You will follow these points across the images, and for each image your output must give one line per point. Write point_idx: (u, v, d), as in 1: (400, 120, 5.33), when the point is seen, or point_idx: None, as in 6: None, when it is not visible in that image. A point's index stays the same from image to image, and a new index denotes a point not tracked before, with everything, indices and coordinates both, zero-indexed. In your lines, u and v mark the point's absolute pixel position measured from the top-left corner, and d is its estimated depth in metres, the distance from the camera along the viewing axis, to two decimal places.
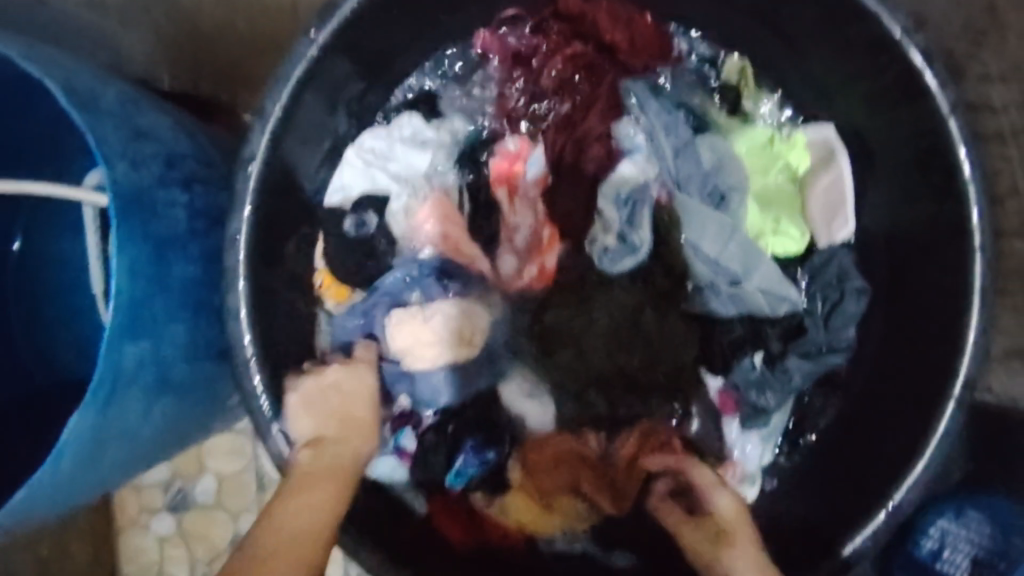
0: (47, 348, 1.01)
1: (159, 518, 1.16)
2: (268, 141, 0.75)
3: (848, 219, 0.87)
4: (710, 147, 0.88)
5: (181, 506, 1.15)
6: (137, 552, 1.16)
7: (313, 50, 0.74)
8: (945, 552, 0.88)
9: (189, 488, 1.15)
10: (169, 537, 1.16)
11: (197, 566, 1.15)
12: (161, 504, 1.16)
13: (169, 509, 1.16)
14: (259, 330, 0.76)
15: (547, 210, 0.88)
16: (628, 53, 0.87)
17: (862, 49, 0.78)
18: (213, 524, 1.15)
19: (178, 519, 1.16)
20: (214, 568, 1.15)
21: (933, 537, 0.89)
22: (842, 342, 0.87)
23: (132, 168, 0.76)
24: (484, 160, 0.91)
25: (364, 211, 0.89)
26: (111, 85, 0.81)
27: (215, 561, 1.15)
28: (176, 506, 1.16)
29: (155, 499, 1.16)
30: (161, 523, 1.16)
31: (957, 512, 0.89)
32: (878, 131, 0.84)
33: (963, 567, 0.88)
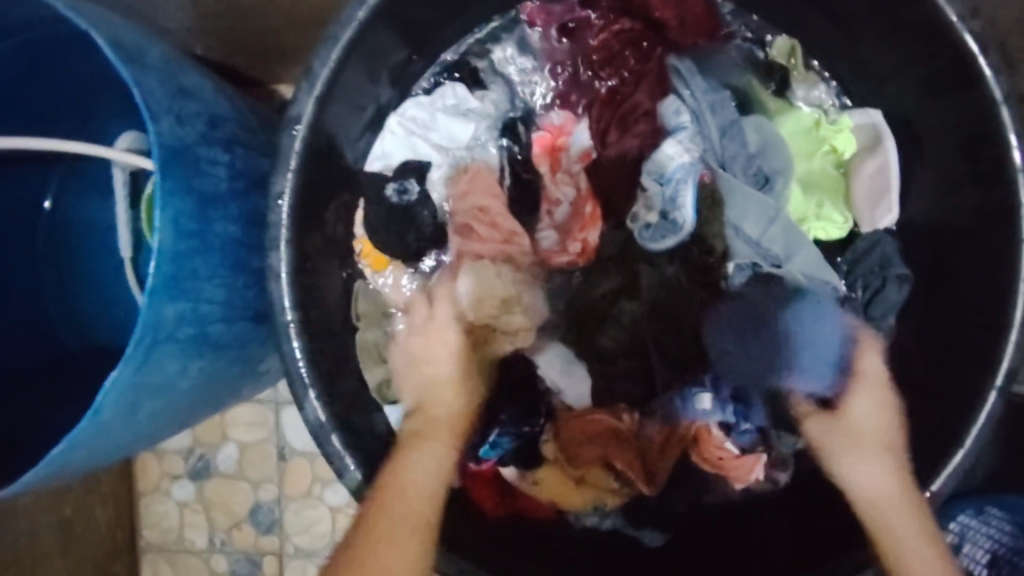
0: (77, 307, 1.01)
1: (180, 484, 1.16)
2: (313, 105, 0.75)
3: (893, 206, 0.86)
4: (755, 128, 0.87)
5: (203, 473, 1.16)
6: (159, 518, 1.17)
7: (361, 13, 0.73)
8: (964, 546, 0.90)
9: (210, 456, 1.16)
10: (188, 504, 1.16)
11: (216, 533, 1.16)
12: (182, 471, 1.16)
13: (190, 476, 1.16)
14: (298, 294, 0.76)
15: (589, 184, 0.88)
16: (677, 30, 0.87)
17: (916, 33, 0.77)
18: (233, 494, 1.15)
19: (199, 486, 1.16)
20: (233, 536, 1.16)
21: (952, 532, 0.90)
22: (881, 329, 0.86)
23: (177, 124, 0.76)
24: (524, 133, 0.90)
25: (406, 178, 0.88)
26: (154, 43, 0.81)
27: (234, 530, 1.16)
28: (197, 474, 1.16)
29: (177, 466, 1.16)
30: (181, 490, 1.17)
31: (978, 509, 0.89)
32: (926, 117, 0.83)
33: (979, 560, 0.90)
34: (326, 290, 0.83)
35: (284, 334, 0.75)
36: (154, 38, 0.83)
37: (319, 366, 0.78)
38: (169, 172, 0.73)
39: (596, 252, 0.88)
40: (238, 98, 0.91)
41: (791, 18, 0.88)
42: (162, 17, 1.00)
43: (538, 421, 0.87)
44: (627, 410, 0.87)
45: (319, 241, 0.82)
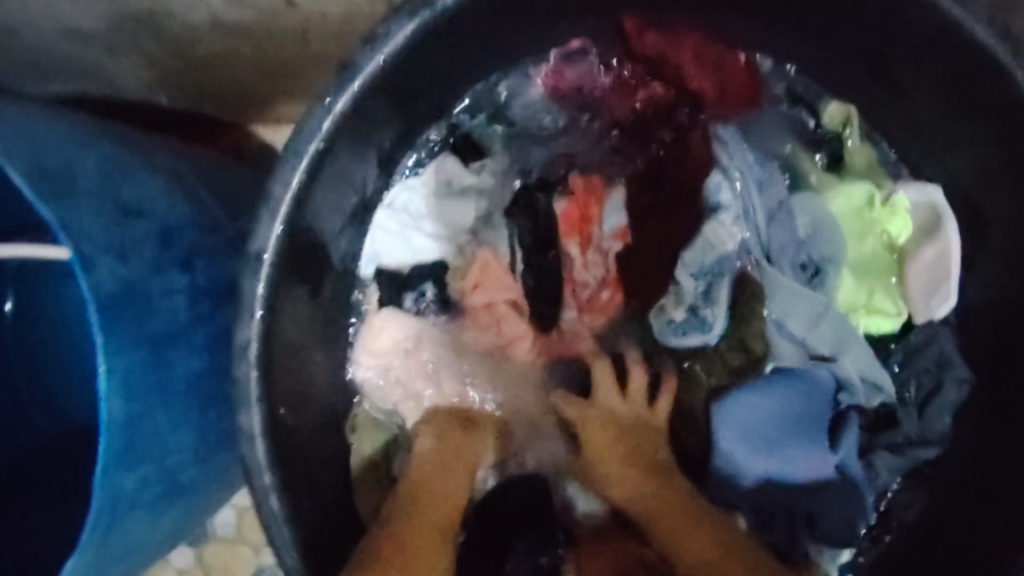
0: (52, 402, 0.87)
1: (178, 550, 1.06)
2: (280, 237, 0.63)
3: (950, 295, 0.75)
4: (806, 211, 0.75)
5: (200, 537, 1.06)
6: None
7: (327, 121, 0.62)
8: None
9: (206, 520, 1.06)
10: (188, 569, 1.06)
11: None
12: None
13: (187, 542, 1.06)
14: (278, 444, 0.65)
15: (619, 267, 0.76)
16: (714, 103, 0.76)
17: (991, 107, 0.65)
18: (234, 557, 1.05)
19: (197, 552, 1.06)
20: None
21: None
22: (935, 433, 0.77)
23: (120, 261, 0.64)
24: (541, 203, 0.77)
25: (421, 282, 0.79)
26: (92, 151, 0.68)
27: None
28: (194, 540, 1.06)
29: None
30: (179, 555, 1.07)
31: None
32: (993, 196, 0.71)
33: None
34: (314, 414, 0.72)
35: (263, 500, 0.63)
36: (92, 138, 0.71)
37: (306, 520, 0.66)
38: (114, 326, 0.62)
39: (607, 343, 0.77)
40: (199, 184, 0.79)
41: (839, 77, 0.75)
42: (115, 76, 0.85)
43: (556, 550, 0.73)
44: None
45: (301, 364, 0.70)
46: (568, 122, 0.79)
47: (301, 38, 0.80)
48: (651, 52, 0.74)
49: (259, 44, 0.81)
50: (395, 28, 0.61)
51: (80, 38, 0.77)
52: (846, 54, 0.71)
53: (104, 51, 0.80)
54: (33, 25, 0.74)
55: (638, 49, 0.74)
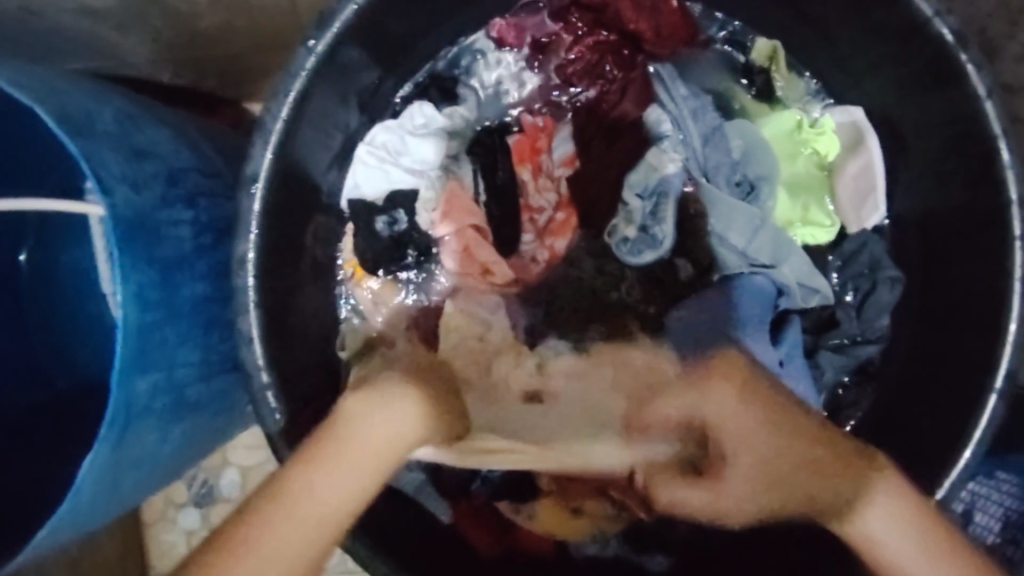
0: (66, 347, 0.96)
1: (185, 512, 1.14)
2: (271, 162, 0.72)
3: (879, 204, 0.83)
4: (739, 134, 0.83)
5: (207, 499, 1.14)
6: (167, 546, 1.15)
7: (311, 60, 0.71)
8: (975, 515, 0.92)
9: (213, 482, 1.14)
10: (195, 529, 1.14)
11: None
12: (186, 498, 1.14)
13: (194, 504, 1.14)
14: (275, 351, 0.73)
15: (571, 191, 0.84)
16: (652, 42, 0.84)
17: (894, 29, 0.74)
18: None
19: (204, 513, 1.14)
20: None
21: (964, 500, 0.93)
22: (875, 331, 0.85)
23: (134, 191, 0.73)
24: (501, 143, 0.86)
25: (393, 209, 0.85)
26: (107, 101, 0.77)
27: None
28: (201, 500, 1.14)
29: (180, 493, 1.14)
30: (187, 517, 1.14)
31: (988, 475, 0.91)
32: (908, 116, 0.80)
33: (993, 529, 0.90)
34: (307, 330, 0.81)
35: (260, 399, 0.71)
36: (107, 94, 0.80)
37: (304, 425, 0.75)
38: (128, 246, 0.71)
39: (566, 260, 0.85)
40: (201, 138, 0.88)
41: (767, 19, 0.84)
42: (124, 53, 0.95)
43: None
44: None
45: (295, 290, 0.79)
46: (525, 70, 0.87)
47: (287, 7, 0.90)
48: None
49: (251, 14, 0.90)
50: None
51: (95, 16, 0.87)
52: None
53: (115, 27, 0.90)
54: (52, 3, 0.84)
55: None
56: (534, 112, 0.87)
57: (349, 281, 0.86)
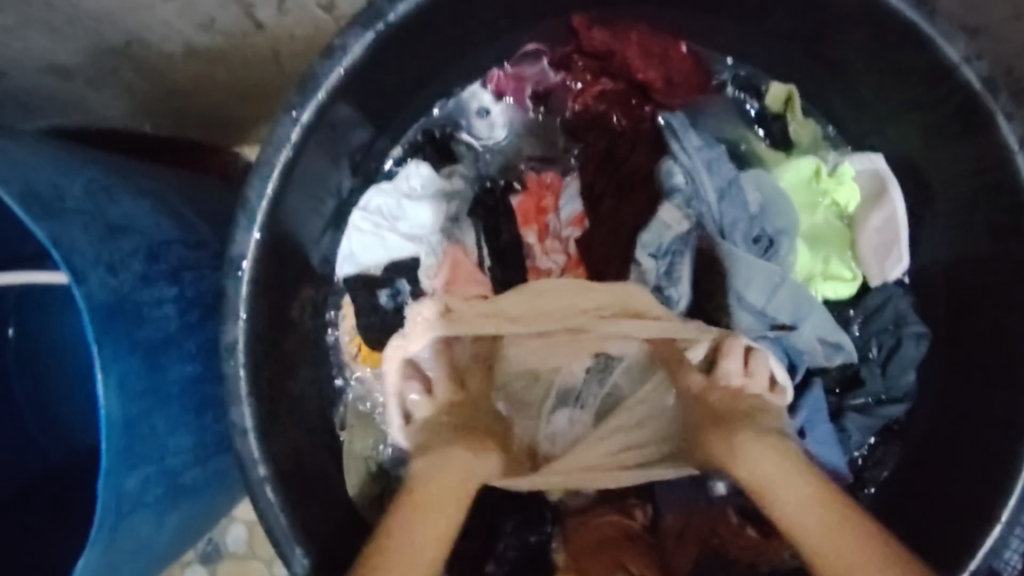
0: (52, 420, 0.91)
1: (191, 570, 1.08)
2: (257, 243, 0.67)
3: (903, 256, 0.79)
4: (756, 186, 0.78)
5: (213, 556, 1.08)
6: None
7: (295, 131, 0.66)
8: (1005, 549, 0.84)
9: (218, 538, 1.08)
10: None
11: None
12: (191, 556, 1.08)
13: (200, 561, 1.08)
14: (269, 438, 0.68)
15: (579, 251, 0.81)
16: (663, 92, 0.81)
17: (918, 74, 0.70)
18: (248, 573, 1.07)
19: (210, 571, 1.08)
20: None
21: None
22: (901, 390, 0.81)
23: (110, 274, 0.67)
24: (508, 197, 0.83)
25: (396, 279, 0.82)
26: (77, 173, 0.72)
27: None
28: (207, 557, 1.08)
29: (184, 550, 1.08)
30: None
31: None
32: (933, 162, 0.76)
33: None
34: (302, 409, 0.75)
35: (258, 491, 0.66)
36: (76, 164, 0.74)
37: (306, 517, 0.69)
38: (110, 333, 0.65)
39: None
40: (185, 202, 0.82)
41: (780, 61, 0.80)
42: (99, 108, 0.90)
43: (545, 527, 0.80)
44: (640, 505, 0.79)
45: (290, 366, 0.74)
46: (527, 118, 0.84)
47: (271, 59, 0.84)
48: (598, 46, 0.79)
49: (233, 67, 0.85)
50: (351, 41, 0.65)
51: (62, 74, 0.81)
52: (782, 34, 0.76)
53: (84, 84, 0.84)
54: (16, 65, 0.78)
55: (588, 45, 0.79)
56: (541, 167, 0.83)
57: (348, 359, 0.82)
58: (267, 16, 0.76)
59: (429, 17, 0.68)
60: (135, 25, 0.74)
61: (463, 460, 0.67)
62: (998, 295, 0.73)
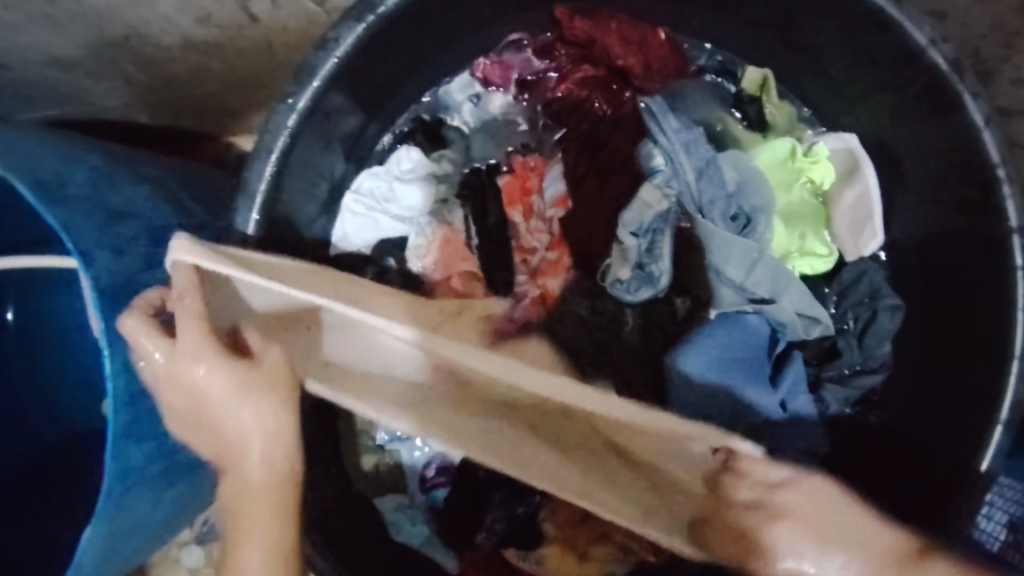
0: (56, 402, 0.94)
1: (189, 549, 1.12)
2: (257, 225, 0.70)
3: (877, 232, 0.82)
4: (734, 165, 0.81)
5: (210, 534, 1.11)
6: None
7: (292, 118, 0.69)
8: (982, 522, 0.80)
9: (215, 517, 1.11)
10: (198, 566, 1.12)
11: None
12: (189, 535, 1.12)
13: (197, 541, 1.12)
14: None
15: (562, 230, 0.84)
16: (642, 77, 0.83)
17: (888, 58, 0.73)
18: None
19: (208, 550, 1.12)
20: None
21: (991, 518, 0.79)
22: (877, 360, 0.83)
23: (116, 257, 0.71)
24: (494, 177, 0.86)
25: (382, 257, 0.84)
26: (83, 162, 0.75)
27: None
28: (204, 536, 1.12)
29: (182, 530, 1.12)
30: (190, 554, 1.12)
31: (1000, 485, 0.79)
32: (904, 143, 0.79)
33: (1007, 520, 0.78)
34: None
35: None
36: (83, 154, 0.77)
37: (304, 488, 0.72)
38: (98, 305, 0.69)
39: (561, 301, 0.83)
40: (183, 188, 0.86)
41: (757, 47, 0.83)
42: (99, 98, 0.93)
43: (533, 498, 0.82)
44: None
45: None
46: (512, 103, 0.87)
47: (264, 50, 0.87)
48: (580, 35, 0.81)
49: (230, 58, 0.88)
50: (344, 32, 0.68)
51: (65, 66, 0.85)
52: (758, 21, 0.79)
53: (86, 76, 0.87)
54: (22, 58, 0.82)
55: (570, 34, 0.81)
56: (527, 151, 0.86)
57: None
58: (260, 9, 0.79)
59: (420, 9, 0.71)
60: (135, 19, 0.78)
61: (259, 423, 0.57)
62: (967, 269, 0.76)
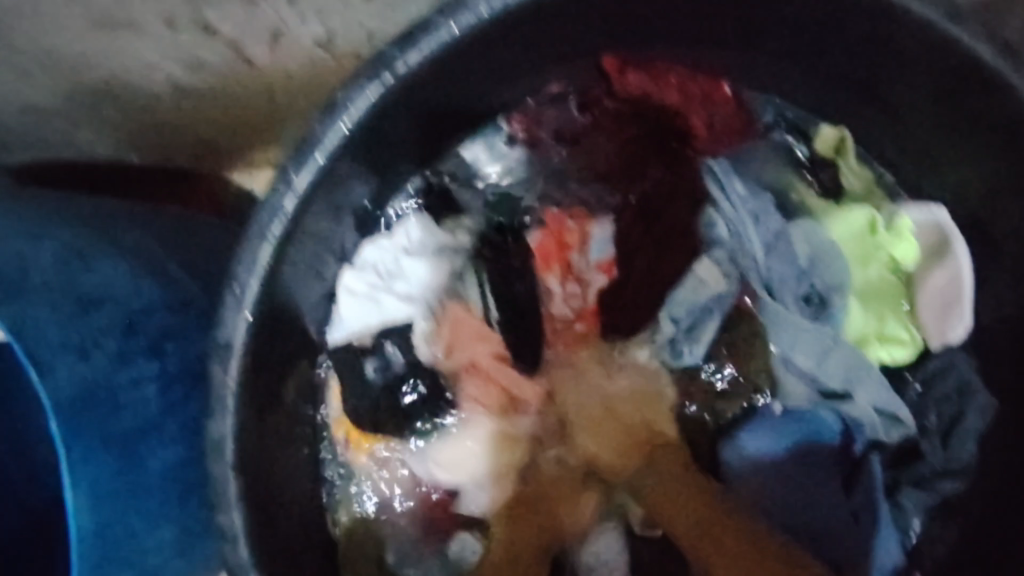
0: None
1: None
2: (248, 326, 0.58)
3: (965, 315, 0.71)
4: (806, 239, 0.71)
5: None
6: None
7: (290, 198, 0.58)
8: None
9: None
10: None
11: None
12: None
13: None
14: (261, 539, 0.60)
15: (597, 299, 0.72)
16: (706, 139, 0.73)
17: (995, 128, 0.61)
18: None
19: None
20: None
21: None
22: (960, 462, 0.73)
23: (83, 359, 0.62)
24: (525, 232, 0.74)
25: (386, 345, 0.72)
26: (47, 238, 0.64)
27: None
28: None
29: None
30: None
31: None
32: (1003, 218, 0.68)
33: None
34: (296, 496, 0.68)
35: None
36: (48, 225, 0.66)
37: None
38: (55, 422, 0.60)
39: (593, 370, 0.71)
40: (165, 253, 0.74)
41: (831, 103, 0.72)
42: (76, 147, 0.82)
43: None
44: None
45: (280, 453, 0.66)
46: (552, 163, 0.74)
47: (265, 97, 0.76)
48: (633, 91, 0.71)
49: (231, 108, 0.77)
50: (356, 95, 0.57)
51: (34, 112, 0.74)
52: (834, 74, 0.68)
53: (59, 123, 0.76)
54: None
55: (620, 88, 0.71)
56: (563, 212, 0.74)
57: (341, 444, 0.72)
58: (258, 55, 0.69)
59: (445, 65, 0.60)
60: (110, 62, 0.67)
61: None
62: None
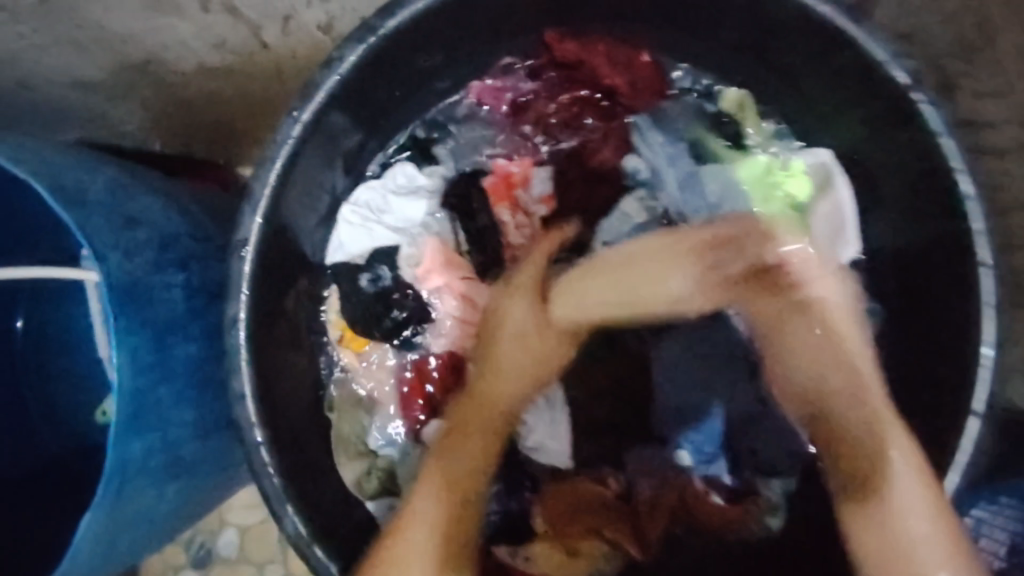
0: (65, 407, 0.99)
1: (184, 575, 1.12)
2: (259, 228, 0.74)
3: (849, 239, 0.86)
4: (714, 179, 0.86)
5: (205, 561, 1.12)
6: None
7: (296, 129, 0.74)
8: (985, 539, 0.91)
9: (211, 543, 1.12)
10: None
11: None
12: (185, 561, 1.12)
13: (192, 566, 1.12)
14: (265, 405, 0.75)
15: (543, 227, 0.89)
16: (627, 95, 0.90)
17: (855, 76, 0.77)
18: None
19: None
20: None
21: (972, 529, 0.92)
22: None
23: (126, 258, 0.75)
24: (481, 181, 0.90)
25: (377, 265, 0.87)
26: (100, 172, 0.80)
27: None
28: (200, 563, 1.12)
29: (178, 555, 1.12)
30: None
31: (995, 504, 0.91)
32: (874, 155, 0.83)
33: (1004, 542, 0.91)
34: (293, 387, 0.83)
35: (255, 456, 0.72)
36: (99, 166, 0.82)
37: (296, 483, 0.76)
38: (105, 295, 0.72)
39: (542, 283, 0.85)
40: (189, 199, 0.90)
41: (734, 68, 0.88)
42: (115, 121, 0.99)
43: (524, 494, 0.89)
44: (613, 474, 0.88)
45: (281, 351, 0.81)
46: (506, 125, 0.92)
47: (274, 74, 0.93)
48: (570, 56, 0.87)
49: (245, 83, 0.94)
50: (347, 53, 0.73)
51: (87, 89, 0.91)
52: (731, 43, 0.85)
53: (107, 98, 0.94)
54: (49, 81, 0.89)
55: (561, 56, 0.88)
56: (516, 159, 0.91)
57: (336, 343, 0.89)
58: (270, 36, 0.86)
59: (416, 33, 0.76)
60: (154, 42, 0.85)
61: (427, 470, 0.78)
62: (938, 273, 0.79)
